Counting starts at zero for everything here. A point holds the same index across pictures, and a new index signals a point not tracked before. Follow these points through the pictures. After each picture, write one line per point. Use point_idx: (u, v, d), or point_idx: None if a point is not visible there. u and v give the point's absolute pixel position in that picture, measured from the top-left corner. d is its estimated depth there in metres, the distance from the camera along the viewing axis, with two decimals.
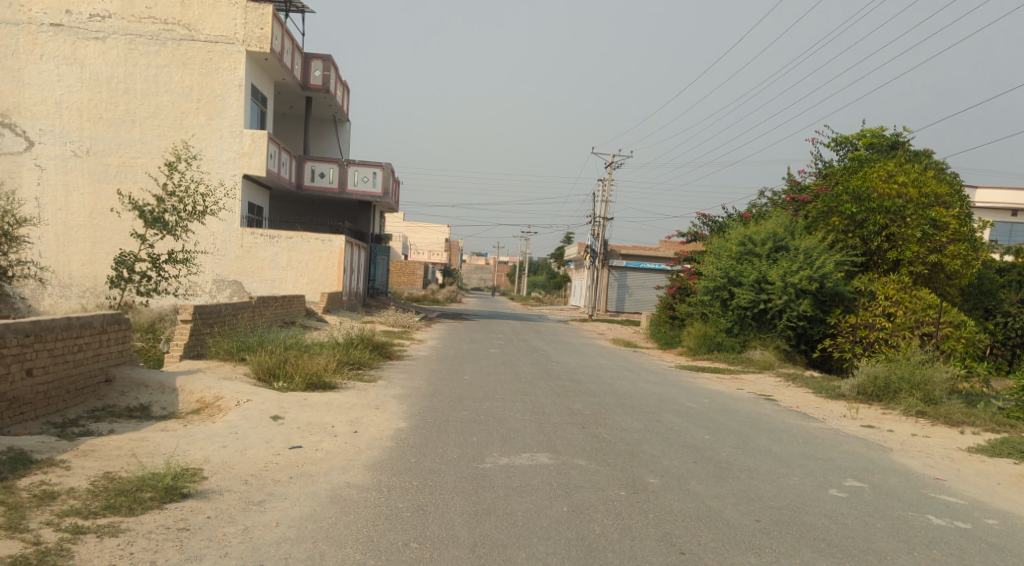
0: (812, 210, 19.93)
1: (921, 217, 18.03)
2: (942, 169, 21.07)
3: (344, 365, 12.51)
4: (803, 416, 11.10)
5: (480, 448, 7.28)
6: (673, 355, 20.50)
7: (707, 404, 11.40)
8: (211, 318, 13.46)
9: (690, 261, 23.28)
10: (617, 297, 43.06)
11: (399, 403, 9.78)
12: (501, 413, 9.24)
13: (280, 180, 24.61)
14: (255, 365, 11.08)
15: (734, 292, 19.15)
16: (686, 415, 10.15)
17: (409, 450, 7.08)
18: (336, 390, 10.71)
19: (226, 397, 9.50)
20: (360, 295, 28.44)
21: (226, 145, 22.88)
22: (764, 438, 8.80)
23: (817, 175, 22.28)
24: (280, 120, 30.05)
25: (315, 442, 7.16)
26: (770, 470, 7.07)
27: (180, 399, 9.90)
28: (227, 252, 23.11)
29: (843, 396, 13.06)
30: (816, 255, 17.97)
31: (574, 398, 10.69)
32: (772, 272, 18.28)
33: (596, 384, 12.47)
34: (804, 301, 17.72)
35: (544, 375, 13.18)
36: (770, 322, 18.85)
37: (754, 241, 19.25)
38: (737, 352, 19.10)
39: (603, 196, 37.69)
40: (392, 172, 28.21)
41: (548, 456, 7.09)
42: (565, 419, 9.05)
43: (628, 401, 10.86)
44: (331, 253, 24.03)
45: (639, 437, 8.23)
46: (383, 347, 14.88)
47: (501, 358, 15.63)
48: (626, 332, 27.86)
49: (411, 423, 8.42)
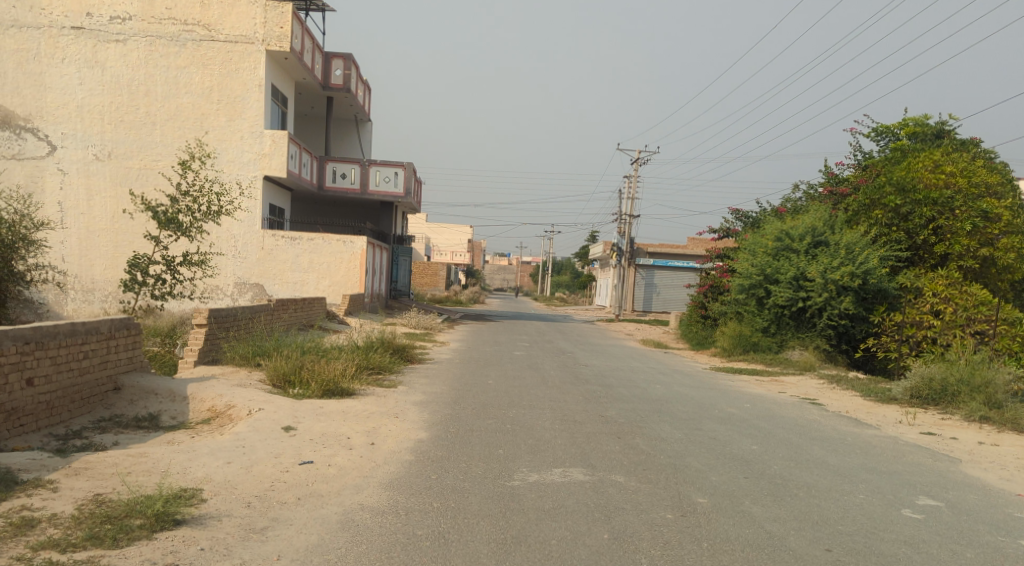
0: (852, 204, 19.03)
1: (970, 209, 17.12)
2: (989, 159, 20.08)
3: (364, 370, 11.96)
4: (855, 422, 10.33)
5: (507, 463, 6.64)
6: (707, 356, 19.65)
7: (749, 410, 10.68)
8: (227, 323, 13.00)
9: (722, 258, 22.42)
10: (645, 296, 42.23)
11: (420, 410, 9.18)
12: (529, 422, 8.60)
13: (301, 181, 24.19)
14: (271, 372, 10.57)
15: (771, 290, 18.30)
16: (728, 422, 9.44)
17: (429, 466, 6.45)
18: (355, 398, 10.15)
19: (238, 406, 8.97)
20: (383, 297, 27.99)
21: (247, 146, 22.49)
22: (817, 449, 8.07)
23: (856, 167, 21.35)
24: (302, 120, 29.72)
25: (327, 456, 6.55)
26: (832, 487, 6.35)
27: (190, 408, 9.36)
28: (248, 255, 22.73)
29: (896, 400, 12.33)
30: (858, 249, 17.10)
31: (606, 405, 10.03)
32: (811, 268, 17.43)
33: (629, 389, 11.76)
34: (846, 298, 16.85)
35: (574, 379, 12.51)
36: (809, 321, 17.98)
37: (791, 236, 18.39)
38: (775, 352, 18.24)
39: (629, 193, 36.90)
40: (414, 172, 27.73)
41: (583, 472, 6.43)
42: (599, 428, 8.40)
43: (665, 407, 10.18)
44: (353, 255, 23.58)
45: (680, 448, 7.55)
46: (406, 351, 14.31)
47: (528, 361, 15.00)
48: (655, 332, 27.10)
49: (433, 434, 7.81)
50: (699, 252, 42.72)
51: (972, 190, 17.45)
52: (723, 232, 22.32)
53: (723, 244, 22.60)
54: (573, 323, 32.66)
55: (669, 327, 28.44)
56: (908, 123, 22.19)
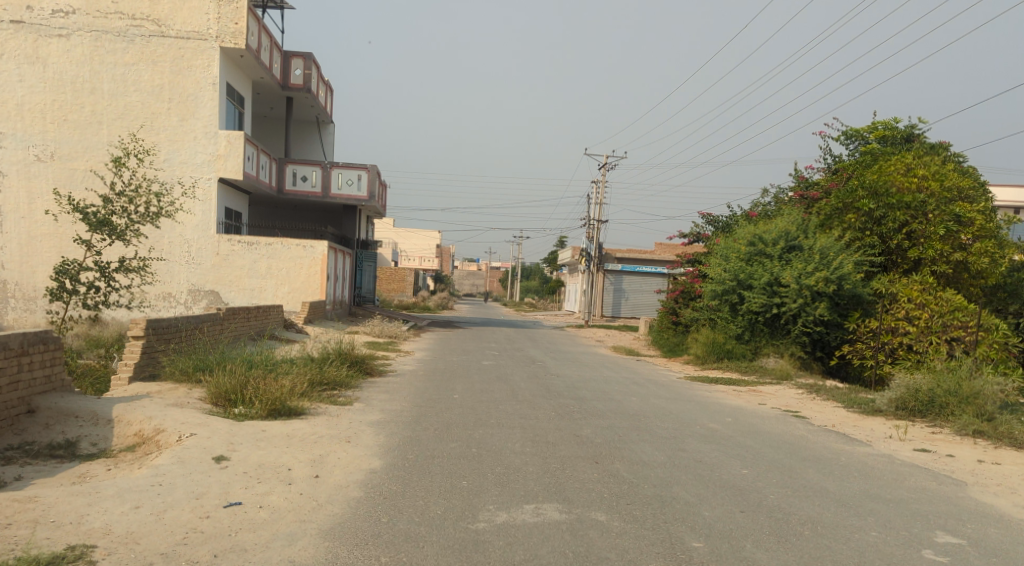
0: (825, 207, 18.37)
1: (944, 213, 16.55)
2: (958, 162, 19.60)
3: (318, 386, 10.98)
4: (844, 438, 9.57)
5: (471, 499, 5.78)
6: (679, 364, 18.84)
7: (733, 425, 9.90)
8: (168, 335, 11.94)
9: (693, 263, 21.62)
10: (614, 302, 41.63)
11: (376, 433, 8.24)
12: (498, 445, 7.74)
13: (259, 184, 23.04)
14: (212, 390, 9.56)
15: (744, 296, 17.52)
16: (713, 441, 8.64)
17: (380, 505, 5.57)
18: (306, 418, 9.17)
19: (168, 430, 7.98)
20: (346, 305, 26.92)
21: (200, 147, 21.29)
22: (813, 472, 7.30)
23: (827, 170, 20.68)
24: (260, 122, 28.57)
25: (259, 495, 5.64)
26: (839, 523, 5.63)
27: (115, 433, 8.33)
28: (202, 261, 21.52)
29: (881, 412, 11.52)
30: (832, 254, 16.42)
31: (580, 422, 9.18)
32: (785, 273, 16.68)
33: (604, 403, 10.93)
34: (821, 304, 16.16)
35: (545, 392, 11.62)
36: (784, 327, 17.29)
37: (764, 240, 17.62)
38: (749, 360, 17.51)
39: (598, 197, 36.15)
40: (377, 175, 26.72)
41: (559, 509, 5.60)
42: (574, 451, 7.57)
43: (645, 425, 9.33)
44: (313, 260, 22.52)
45: (667, 476, 6.76)
46: (365, 363, 13.33)
47: (496, 372, 14.07)
48: (625, 339, 26.35)
49: (388, 462, 6.92)
50: (668, 257, 42.09)
51: (946, 193, 16.89)
52: (694, 236, 21.52)
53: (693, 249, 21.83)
54: (542, 330, 31.77)
55: (639, 333, 27.69)
56: (879, 125, 21.67)
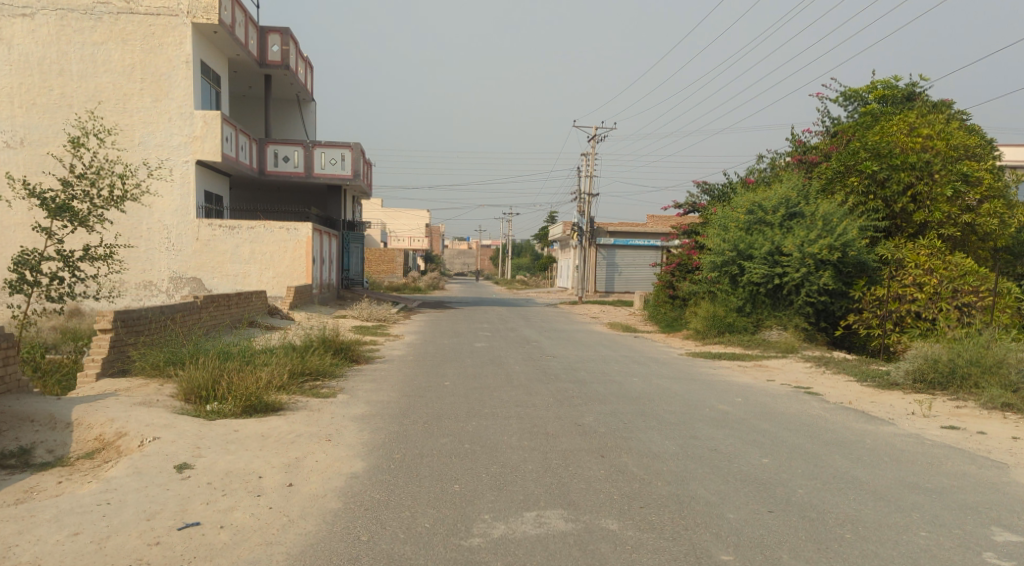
0: (826, 170, 16.82)
1: (950, 171, 15.40)
2: (961, 121, 18.47)
3: (299, 378, 10.26)
4: (862, 413, 8.92)
5: (464, 508, 5.12)
6: (678, 340, 17.47)
7: (745, 406, 9.19)
8: (139, 327, 11.19)
9: (690, 235, 20.47)
10: (607, 277, 40.89)
11: (360, 429, 7.55)
12: (493, 439, 7.06)
13: (240, 166, 22.12)
14: (183, 386, 8.84)
15: (744, 267, 16.14)
16: (724, 424, 7.98)
17: (359, 520, 4.93)
18: (285, 413, 8.46)
19: (131, 434, 7.27)
20: (334, 288, 26.19)
21: (175, 128, 20.32)
22: (839, 458, 6.64)
23: (824, 133, 18.93)
24: (238, 101, 27.56)
25: (221, 512, 4.99)
26: (882, 522, 4.99)
27: (75, 438, 7.61)
28: (183, 247, 20.67)
29: (897, 385, 10.82)
30: (836, 220, 15.15)
31: (582, 409, 8.49)
32: (787, 242, 15.39)
33: (606, 386, 10.23)
34: (826, 273, 14.90)
35: (542, 376, 10.90)
36: (787, 298, 15.96)
37: (764, 208, 16.22)
38: (752, 334, 16.09)
39: (588, 170, 35.23)
40: (362, 153, 25.87)
41: (564, 517, 4.96)
42: (576, 443, 6.89)
43: (649, 409, 8.65)
44: (298, 243, 21.71)
45: (681, 470, 6.11)
46: (352, 350, 12.59)
47: (489, 355, 13.33)
48: (621, 314, 25.64)
49: (371, 465, 6.25)
50: (661, 228, 41.21)
51: (950, 153, 15.79)
52: (689, 207, 20.63)
53: (689, 219, 20.84)
54: (535, 308, 31.04)
55: (635, 308, 26.99)
56: (879, 85, 20.67)
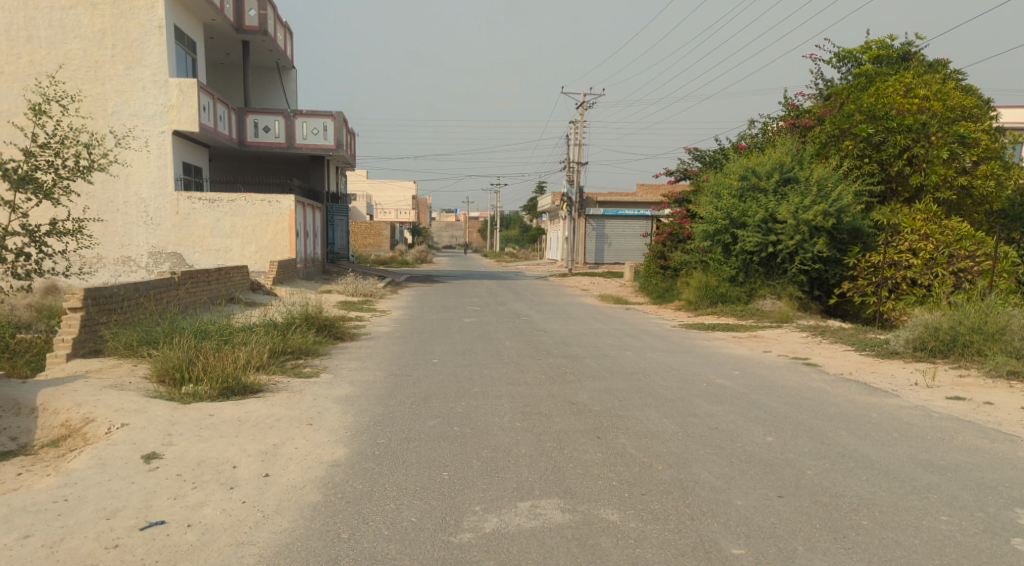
0: (820, 134, 16.23)
1: (947, 133, 14.85)
2: (958, 82, 17.89)
3: (280, 357, 9.84)
4: (864, 385, 8.57)
5: (452, 499, 4.78)
6: (670, 311, 17.08)
7: (743, 379, 8.85)
8: (111, 305, 10.72)
9: (681, 203, 19.94)
10: (596, 248, 40.52)
11: (343, 412, 7.15)
12: (483, 421, 6.68)
13: (219, 136, 21.45)
14: (158, 367, 8.41)
15: (737, 235, 15.68)
16: (723, 400, 7.62)
17: (340, 514, 4.57)
18: (264, 394, 8.05)
19: (99, 419, 6.86)
20: (319, 261, 25.69)
21: (150, 98, 19.60)
22: (846, 435, 6.30)
23: (817, 96, 18.30)
24: (216, 70, 26.74)
25: (189, 508, 4.63)
26: (900, 506, 4.65)
27: (40, 424, 7.19)
28: (162, 221, 20.06)
29: (897, 354, 10.45)
30: (831, 185, 14.64)
31: (576, 387, 8.13)
32: (781, 208, 14.89)
33: (599, 362, 9.86)
34: (820, 240, 14.45)
35: (532, 352, 10.52)
36: (780, 267, 15.56)
37: (758, 173, 15.63)
38: (745, 304, 15.81)
39: (576, 139, 34.57)
40: (345, 123, 25.22)
41: (560, 508, 4.61)
42: (571, 424, 6.53)
43: (645, 386, 8.29)
44: (281, 216, 21.16)
45: (682, 451, 5.76)
46: (336, 327, 12.16)
47: (478, 331, 12.93)
48: (612, 286, 25.26)
49: (354, 451, 5.87)
50: (650, 197, 40.71)
51: (948, 114, 15.24)
52: (680, 174, 20.17)
53: (680, 187, 20.38)
54: (524, 280, 30.59)
55: (626, 280, 26.63)
56: (873, 45, 20.04)
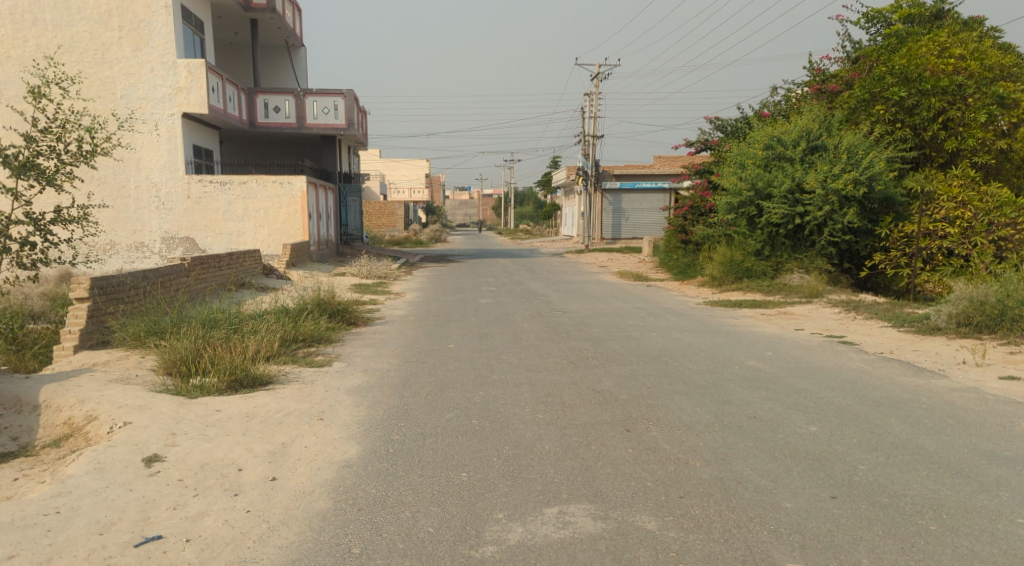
0: (849, 98, 15.51)
1: (985, 95, 14.12)
2: (994, 40, 16.98)
3: (292, 345, 9.48)
4: (908, 365, 8.06)
5: (473, 505, 4.41)
6: (693, 288, 16.58)
7: (777, 361, 8.38)
8: (118, 294, 10.41)
9: (703, 174, 19.18)
10: (613, 223, 39.94)
11: (356, 404, 6.78)
12: (504, 413, 6.29)
13: (229, 118, 21.04)
14: (164, 359, 8.08)
15: (763, 207, 15.12)
16: (759, 386, 7.17)
17: (352, 524, 4.22)
18: (275, 386, 7.70)
19: (102, 417, 6.53)
20: (333, 243, 25.32)
21: (158, 80, 19.16)
22: (897, 423, 5.84)
23: (845, 59, 17.55)
24: (224, 50, 26.26)
25: (189, 520, 4.29)
26: (969, 507, 4.21)
27: (42, 422, 6.87)
28: (173, 206, 19.77)
29: (939, 330, 9.88)
30: (861, 152, 14.02)
31: (600, 373, 7.72)
32: (808, 178, 14.31)
33: (623, 344, 9.41)
34: (851, 210, 13.87)
35: (552, 334, 10.10)
36: (808, 239, 15.00)
37: (784, 142, 14.95)
38: (772, 279, 15.29)
39: (592, 111, 33.83)
40: (356, 101, 24.73)
41: (591, 515, 4.23)
42: (597, 416, 6.13)
43: (675, 370, 7.86)
44: (293, 197, 20.72)
45: (720, 445, 5.34)
46: (350, 311, 11.77)
47: (494, 312, 12.51)
48: (630, 262, 24.72)
49: (368, 450, 5.50)
50: (667, 169, 39.90)
51: (985, 75, 14.48)
52: (701, 145, 19.54)
53: (700, 158, 19.75)
54: (539, 257, 30.09)
55: (645, 255, 26.09)
56: (903, 4, 19.16)
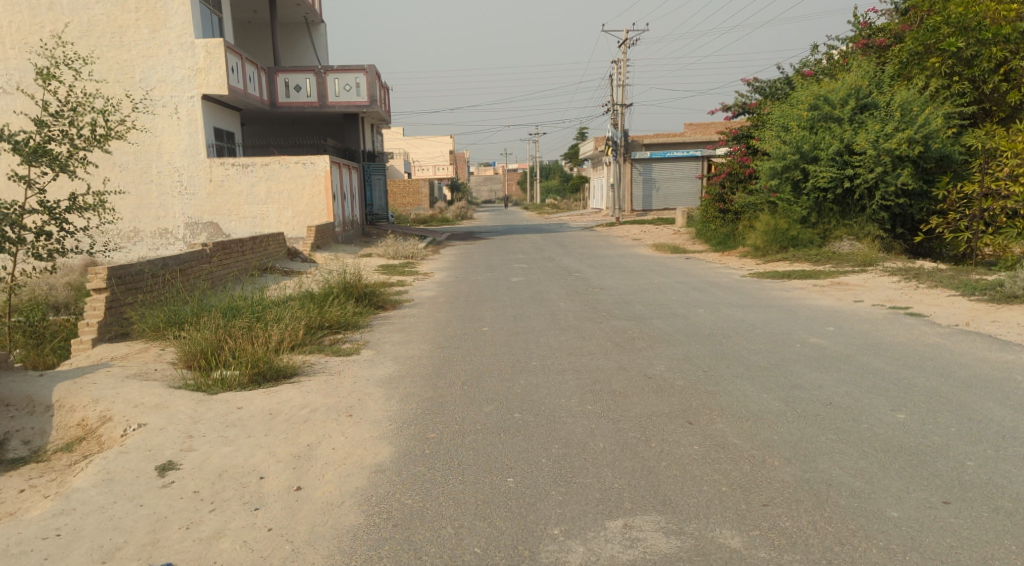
0: (901, 53, 14.63)
1: None
2: None
3: (317, 332, 8.99)
4: (992, 338, 7.31)
5: (524, 518, 3.85)
6: (735, 259, 15.86)
7: (841, 337, 7.70)
8: (136, 283, 9.98)
9: (741, 139, 18.29)
10: (644, 195, 39.01)
11: (387, 397, 6.26)
12: (549, 405, 5.71)
13: (249, 98, 20.53)
14: (184, 352, 7.62)
15: (808, 171, 14.37)
16: (827, 367, 6.50)
17: (386, 547, 3.68)
18: (300, 379, 7.19)
19: (116, 418, 6.07)
20: (358, 224, 24.84)
21: (177, 61, 18.65)
22: (996, 408, 5.16)
23: (894, 11, 16.52)
24: (242, 29, 25.71)
25: (203, 543, 3.79)
26: None
27: (55, 424, 6.44)
28: (196, 190, 19.39)
29: (1015, 298, 9.03)
30: (916, 108, 13.16)
31: (649, 355, 7.13)
32: (858, 138, 13.52)
33: (670, 323, 8.76)
34: (905, 170, 13.07)
35: (592, 314, 9.47)
36: (858, 204, 14.21)
37: (831, 101, 14.16)
38: (819, 248, 14.55)
39: (619, 79, 32.78)
40: (378, 77, 24.06)
41: (662, 530, 3.64)
42: (654, 406, 5.52)
43: (732, 351, 7.21)
44: (316, 178, 19.93)
45: (799, 439, 4.70)
46: (378, 295, 11.24)
47: (528, 291, 11.90)
48: (664, 234, 23.93)
49: (401, 452, 4.95)
50: (698, 137, 38.82)
51: None
52: (738, 109, 18.63)
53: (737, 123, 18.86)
54: (568, 231, 29.36)
55: (679, 226, 25.26)
56: None
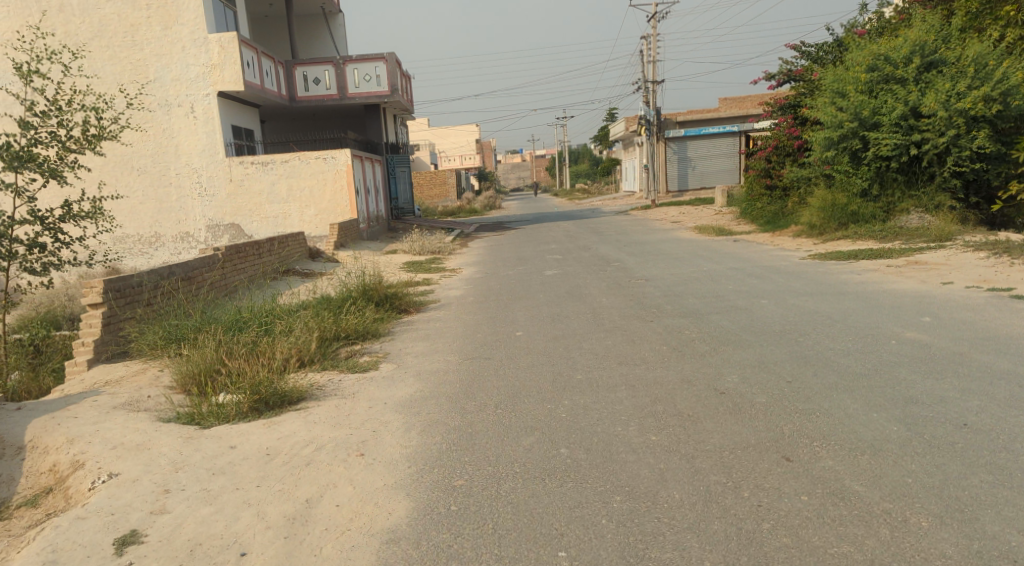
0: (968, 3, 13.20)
1: None
2: None
3: (331, 344, 7.97)
4: None
5: None
6: (788, 240, 14.52)
7: (944, 330, 6.47)
8: (136, 296, 9.08)
9: (787, 110, 16.92)
10: (678, 174, 37.51)
11: (405, 428, 5.20)
12: (602, 436, 4.61)
13: (267, 93, 19.62)
14: (182, 375, 6.66)
15: (869, 139, 13.03)
16: (941, 372, 5.27)
17: None
18: (308, 403, 6.19)
19: (89, 464, 5.11)
20: (383, 218, 23.87)
21: (191, 58, 17.79)
22: None
23: None
24: (258, 23, 24.82)
25: None
26: None
27: (25, 470, 5.50)
28: (216, 191, 18.57)
29: None
30: (992, 63, 11.81)
31: (718, 363, 5.97)
32: (925, 99, 12.17)
33: (733, 319, 7.59)
34: (982, 132, 11.73)
35: (641, 312, 8.31)
36: (926, 172, 12.82)
37: (892, 60, 12.83)
38: (883, 223, 13.16)
39: (649, 56, 31.28)
40: (399, 65, 23.00)
41: None
42: (736, 436, 4.38)
43: (817, 353, 6.01)
44: (338, 172, 18.81)
45: (942, 482, 3.52)
46: (400, 297, 10.20)
47: (565, 286, 10.80)
48: (705, 215, 22.57)
49: (420, 510, 3.88)
50: (734, 112, 37.24)
51: None
52: (783, 77, 17.27)
53: (782, 92, 17.46)
54: (602, 217, 28.06)
55: (720, 206, 23.86)
56: None
